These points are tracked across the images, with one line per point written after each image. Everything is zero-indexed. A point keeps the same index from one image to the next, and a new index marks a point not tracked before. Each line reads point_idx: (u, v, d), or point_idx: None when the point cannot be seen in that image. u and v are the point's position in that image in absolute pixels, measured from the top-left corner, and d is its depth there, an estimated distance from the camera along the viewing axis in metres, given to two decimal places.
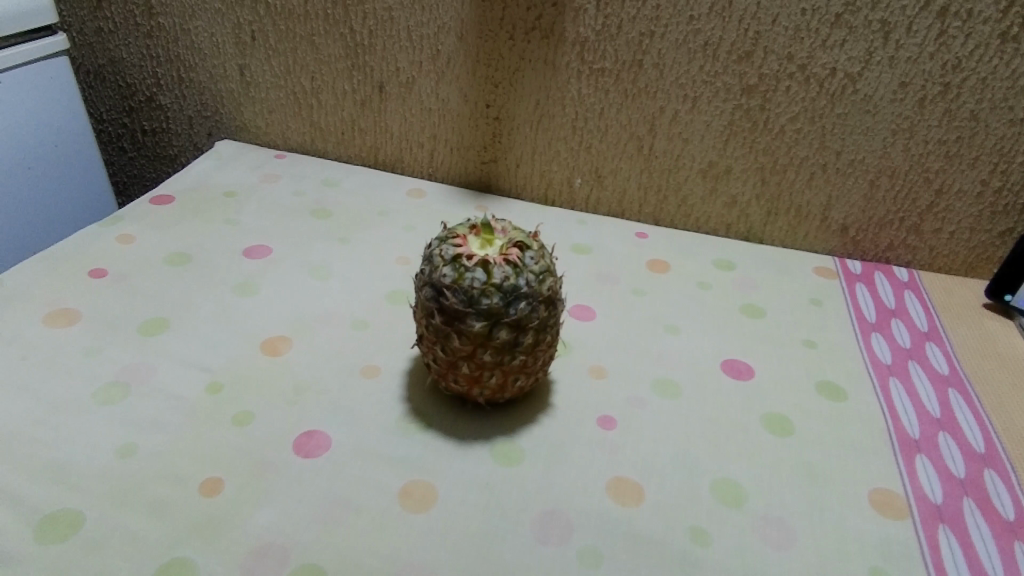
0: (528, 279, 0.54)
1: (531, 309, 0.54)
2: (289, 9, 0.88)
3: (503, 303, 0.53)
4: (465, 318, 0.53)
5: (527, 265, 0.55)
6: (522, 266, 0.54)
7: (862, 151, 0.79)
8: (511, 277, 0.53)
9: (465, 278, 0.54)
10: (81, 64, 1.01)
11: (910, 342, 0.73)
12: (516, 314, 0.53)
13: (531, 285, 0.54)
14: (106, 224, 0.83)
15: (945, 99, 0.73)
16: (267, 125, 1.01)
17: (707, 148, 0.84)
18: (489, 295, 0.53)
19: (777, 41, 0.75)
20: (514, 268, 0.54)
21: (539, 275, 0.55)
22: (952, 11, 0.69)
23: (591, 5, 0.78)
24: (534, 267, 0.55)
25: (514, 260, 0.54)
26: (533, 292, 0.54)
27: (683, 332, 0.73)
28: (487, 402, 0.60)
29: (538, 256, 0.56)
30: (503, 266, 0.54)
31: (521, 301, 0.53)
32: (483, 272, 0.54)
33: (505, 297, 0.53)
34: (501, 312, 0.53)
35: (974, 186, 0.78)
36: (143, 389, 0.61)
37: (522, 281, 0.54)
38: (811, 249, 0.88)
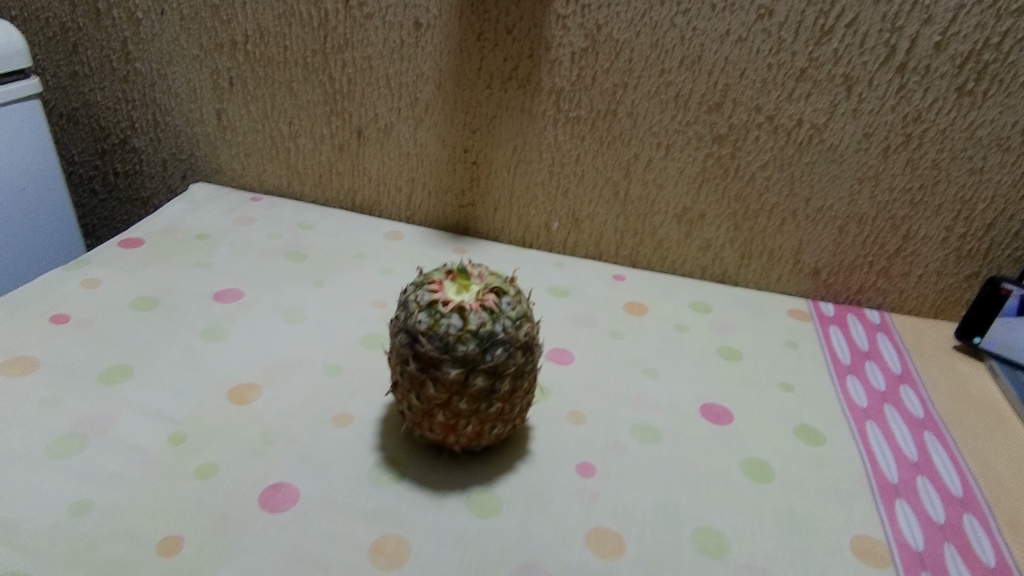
0: (504, 325, 0.53)
1: (508, 355, 0.53)
2: (268, 56, 0.89)
3: (479, 349, 0.52)
4: (440, 365, 0.52)
5: (504, 311, 0.54)
6: (499, 311, 0.54)
7: (830, 198, 0.81)
8: (487, 323, 0.53)
9: (441, 324, 0.53)
10: (53, 107, 1.00)
11: (884, 384, 0.74)
12: (492, 361, 0.52)
13: (508, 331, 0.53)
14: (72, 268, 0.81)
15: (908, 149, 0.76)
16: (243, 168, 1.00)
17: (681, 194, 0.85)
18: (465, 342, 0.52)
19: (745, 93, 0.77)
20: (490, 313, 0.53)
21: (516, 320, 0.54)
22: (910, 67, 0.72)
23: (566, 57, 0.80)
24: (511, 312, 0.54)
25: (491, 306, 0.54)
26: (510, 338, 0.53)
27: (661, 375, 0.72)
28: (463, 451, 0.59)
29: (514, 302, 0.55)
30: (479, 311, 0.53)
31: (497, 347, 0.53)
32: (459, 318, 0.53)
33: (481, 343, 0.52)
34: (477, 358, 0.52)
35: (939, 231, 0.80)
36: (103, 440, 0.59)
37: (498, 327, 0.53)
38: (785, 292, 0.89)
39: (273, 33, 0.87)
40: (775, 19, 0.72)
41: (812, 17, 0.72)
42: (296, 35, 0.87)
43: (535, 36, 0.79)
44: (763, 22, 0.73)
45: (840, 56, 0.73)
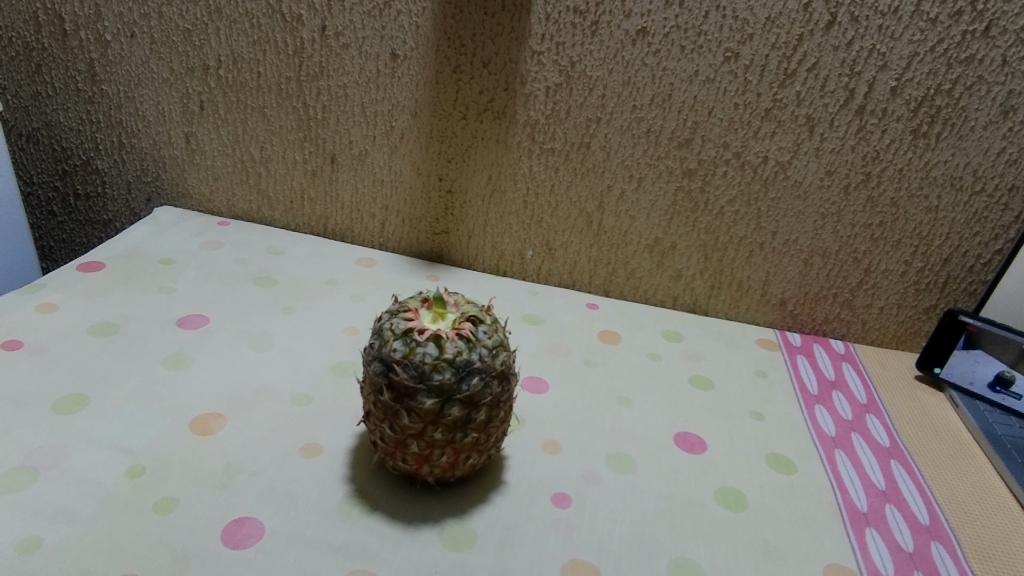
0: (480, 354, 0.53)
1: (484, 384, 0.52)
2: (241, 82, 0.88)
3: (455, 378, 0.51)
4: (415, 395, 0.51)
5: (480, 339, 0.54)
6: (475, 340, 0.53)
7: (795, 232, 0.84)
8: (463, 352, 0.52)
9: (416, 352, 0.52)
10: (12, 127, 0.97)
11: (851, 414, 0.75)
12: (468, 390, 0.52)
13: (484, 360, 0.53)
14: (26, 292, 0.77)
15: (867, 187, 0.79)
16: (212, 192, 0.98)
17: (652, 226, 0.87)
18: (440, 371, 0.51)
19: (713, 131, 0.80)
20: (467, 342, 0.53)
21: (492, 349, 0.54)
22: (868, 109, 0.75)
23: (541, 92, 0.81)
24: (487, 341, 0.54)
25: (467, 334, 0.53)
26: (486, 368, 0.53)
27: (635, 404, 0.73)
28: (436, 482, 0.57)
29: (491, 330, 0.55)
30: (455, 340, 0.53)
31: (473, 376, 0.52)
32: (435, 347, 0.52)
33: (457, 372, 0.52)
34: (453, 388, 0.51)
35: (898, 265, 0.83)
36: (53, 474, 0.55)
37: (475, 355, 0.52)
38: (753, 322, 0.91)
39: (247, 59, 0.87)
40: (741, 62, 0.75)
41: (775, 61, 0.75)
42: (270, 62, 0.86)
43: (510, 70, 0.81)
44: (730, 64, 0.76)
45: (802, 98, 0.76)
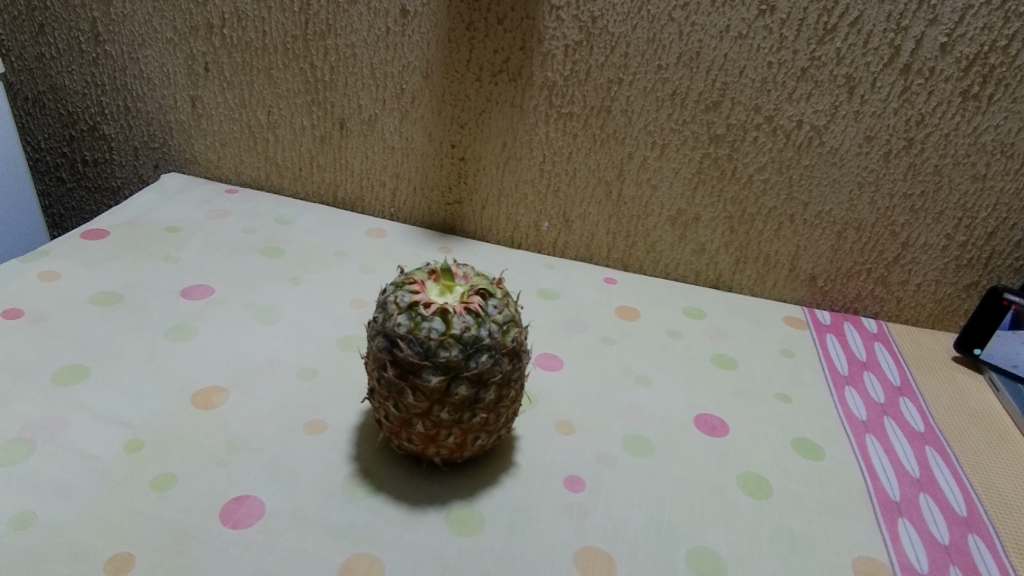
0: (490, 329, 0.50)
1: (494, 361, 0.49)
2: (247, 41, 0.84)
3: (462, 355, 0.48)
4: (420, 371, 0.48)
5: (489, 315, 0.50)
6: (485, 315, 0.50)
7: (829, 203, 0.78)
8: (472, 328, 0.49)
9: (422, 327, 0.49)
10: (18, 90, 0.95)
11: (883, 397, 0.71)
12: (476, 369, 0.49)
13: (494, 336, 0.49)
14: (29, 259, 0.76)
15: (910, 154, 0.74)
16: (219, 158, 0.95)
17: (676, 196, 0.82)
18: (447, 347, 0.48)
19: (744, 92, 0.74)
20: (475, 317, 0.50)
21: (503, 325, 0.51)
22: (915, 68, 0.69)
23: (559, 51, 0.76)
24: (498, 316, 0.51)
25: (476, 308, 0.50)
26: (497, 346, 0.50)
27: (654, 383, 0.69)
28: (443, 463, 0.55)
29: (502, 305, 0.52)
30: (464, 315, 0.49)
31: (483, 353, 0.49)
32: (442, 321, 0.49)
33: (465, 348, 0.48)
34: (461, 365, 0.48)
35: (939, 240, 0.78)
36: (51, 447, 0.54)
37: (484, 331, 0.49)
38: (780, 298, 0.87)
39: (252, 17, 0.82)
40: (777, 16, 0.69)
41: (814, 15, 0.69)
42: (275, 20, 0.82)
43: (527, 27, 0.76)
44: (765, 18, 0.70)
45: (842, 55, 0.70)
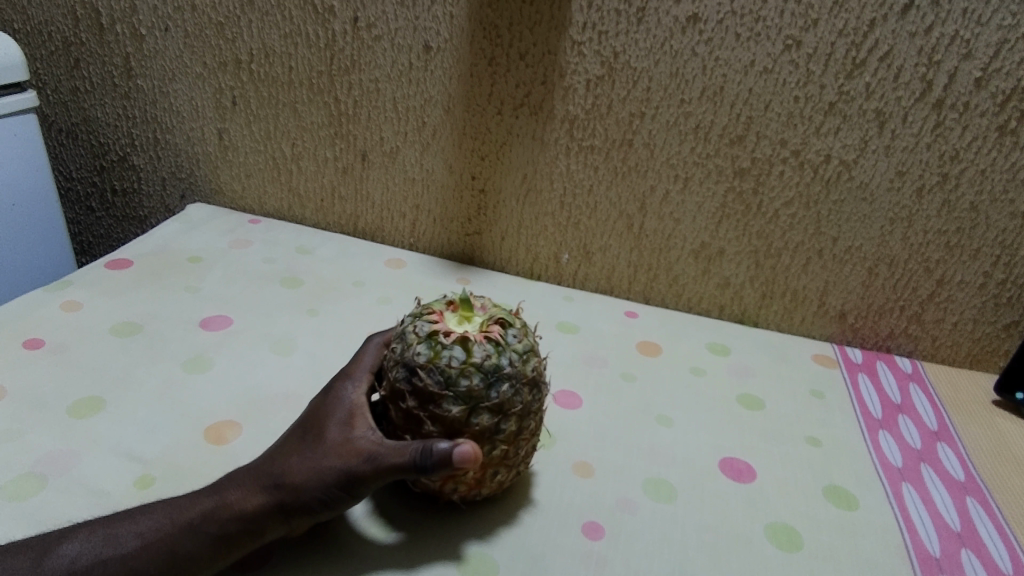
0: (511, 358, 0.49)
1: (515, 391, 0.48)
2: (273, 76, 0.86)
3: (483, 385, 0.47)
4: (439, 401, 0.47)
5: (509, 343, 0.50)
6: (505, 344, 0.49)
7: (859, 238, 0.76)
8: (492, 356, 0.48)
9: (442, 355, 0.48)
10: (53, 122, 0.98)
11: (920, 442, 0.68)
12: (497, 398, 0.47)
13: (514, 365, 0.49)
14: (54, 290, 0.77)
15: (944, 189, 0.71)
16: (243, 189, 0.97)
17: (699, 229, 0.81)
18: (468, 376, 0.47)
19: (769, 126, 0.73)
20: (496, 345, 0.49)
21: (522, 354, 0.50)
22: (948, 103, 0.67)
23: (581, 85, 0.76)
24: (517, 345, 0.50)
25: (496, 337, 0.49)
26: (518, 376, 0.48)
27: (676, 423, 0.67)
28: (461, 501, 0.53)
29: (521, 334, 0.51)
30: (484, 343, 0.49)
31: (503, 383, 0.48)
32: (461, 350, 0.48)
33: (486, 377, 0.47)
34: (482, 395, 0.47)
35: (976, 277, 0.75)
36: (62, 481, 0.54)
37: (505, 360, 0.48)
38: (808, 335, 0.84)
39: (279, 53, 0.84)
40: (804, 50, 0.68)
41: (842, 49, 0.67)
42: (301, 56, 0.83)
43: (549, 62, 0.75)
44: (790, 53, 0.69)
45: (872, 90, 0.68)
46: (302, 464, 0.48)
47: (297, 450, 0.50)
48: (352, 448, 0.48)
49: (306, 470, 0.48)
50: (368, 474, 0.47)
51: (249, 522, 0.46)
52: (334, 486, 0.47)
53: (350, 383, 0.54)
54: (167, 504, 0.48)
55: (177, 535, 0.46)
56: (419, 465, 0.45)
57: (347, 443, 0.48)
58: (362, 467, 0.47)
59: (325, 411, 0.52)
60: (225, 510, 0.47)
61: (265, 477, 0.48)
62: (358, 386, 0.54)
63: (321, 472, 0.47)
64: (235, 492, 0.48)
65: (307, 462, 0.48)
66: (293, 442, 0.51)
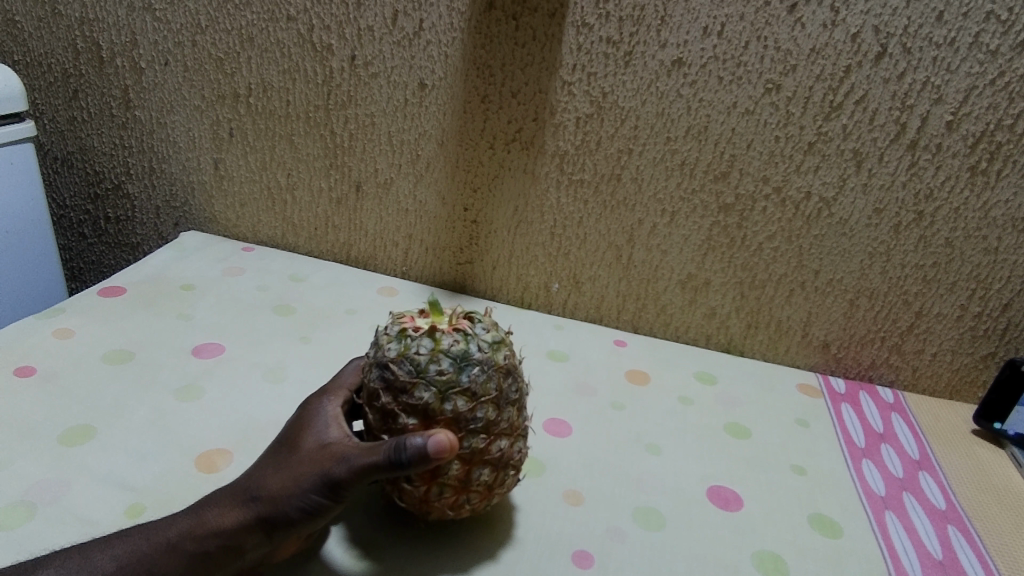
0: (479, 345, 0.51)
1: (486, 376, 0.49)
2: (270, 109, 0.87)
3: (453, 369, 0.49)
4: (411, 390, 0.48)
5: (478, 334, 0.52)
6: (473, 333, 0.51)
7: (840, 271, 0.78)
8: (460, 343, 0.50)
9: (411, 347, 0.50)
10: (48, 150, 0.99)
11: (902, 471, 0.69)
12: (469, 382, 0.48)
13: (483, 351, 0.50)
14: (46, 317, 0.77)
15: (920, 226, 0.74)
16: (237, 217, 0.98)
17: (685, 261, 0.83)
18: (437, 361, 0.49)
19: (752, 164, 0.75)
20: (464, 334, 0.51)
21: (492, 343, 0.52)
22: (922, 144, 0.70)
23: (571, 122, 0.78)
24: (487, 336, 0.52)
25: (464, 328, 0.52)
26: (489, 361, 0.50)
27: (665, 452, 0.68)
28: (451, 514, 0.51)
29: (490, 327, 0.53)
30: (451, 334, 0.51)
31: (473, 367, 0.49)
32: (430, 341, 0.50)
33: (455, 362, 0.49)
34: (453, 380, 0.48)
35: (953, 310, 0.77)
36: (52, 511, 0.54)
37: (473, 346, 0.50)
38: (793, 364, 0.86)
39: (277, 88, 0.86)
40: (784, 94, 0.71)
41: (821, 93, 0.70)
42: (299, 90, 0.85)
43: (540, 100, 0.78)
44: (771, 96, 0.72)
45: (850, 131, 0.71)
46: (276, 476, 0.49)
47: (272, 464, 0.50)
48: (326, 456, 0.48)
49: (281, 481, 0.48)
50: (341, 475, 0.47)
51: (226, 537, 0.47)
52: (309, 494, 0.47)
53: (325, 399, 0.55)
54: (144, 528, 0.48)
55: (158, 557, 0.46)
56: (392, 460, 0.45)
57: (321, 452, 0.49)
58: (335, 471, 0.47)
59: (301, 425, 0.53)
60: (204, 529, 0.47)
61: (241, 493, 0.49)
62: (332, 402, 0.55)
63: (296, 481, 0.48)
64: (212, 510, 0.48)
65: (282, 473, 0.49)
66: (269, 457, 0.51)
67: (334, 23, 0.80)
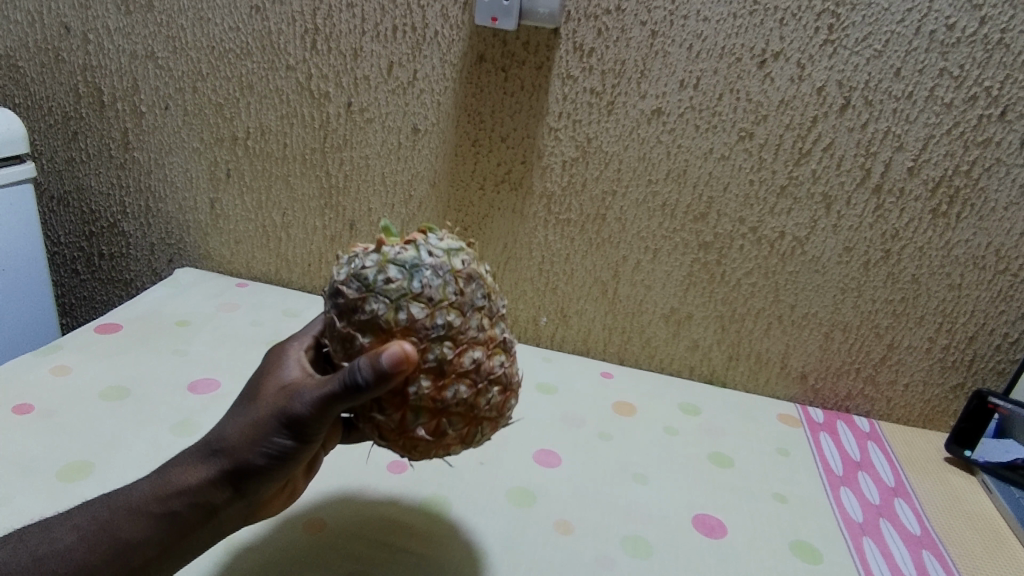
0: (429, 251, 0.52)
1: (439, 279, 0.50)
2: (268, 151, 0.90)
3: (403, 277, 0.50)
4: (363, 305, 0.50)
5: (431, 242, 0.53)
6: (425, 242, 0.53)
7: (814, 305, 0.82)
8: (408, 251, 0.52)
9: (360, 264, 0.51)
10: (45, 189, 1.00)
11: (878, 497, 0.72)
12: (422, 287, 0.50)
13: (434, 257, 0.52)
14: (43, 354, 0.78)
15: (887, 263, 0.78)
16: (232, 254, 1.00)
17: (668, 295, 0.86)
18: (385, 272, 0.50)
19: (729, 206, 0.79)
20: (414, 244, 0.52)
21: (446, 249, 0.53)
22: (886, 188, 0.75)
23: (557, 165, 0.82)
24: (440, 243, 0.53)
25: (414, 239, 0.53)
26: (441, 266, 0.51)
27: (652, 481, 0.70)
28: (435, 442, 0.52)
29: (444, 236, 0.54)
30: (401, 246, 0.52)
31: (424, 272, 0.50)
32: (377, 254, 0.52)
33: (405, 270, 0.50)
34: (403, 287, 0.50)
35: (922, 342, 0.81)
36: None
37: (423, 253, 0.52)
38: (773, 395, 0.89)
39: (275, 131, 0.89)
40: (756, 141, 0.76)
41: (790, 141, 0.75)
42: (297, 134, 0.88)
43: (528, 144, 0.82)
44: (745, 143, 0.76)
45: (818, 176, 0.76)
46: (235, 424, 0.50)
47: (233, 414, 0.51)
48: (284, 396, 0.50)
49: (241, 427, 0.50)
50: (300, 411, 0.48)
51: (193, 492, 0.48)
52: (270, 436, 0.49)
53: (284, 351, 0.57)
54: (105, 496, 0.49)
55: (120, 520, 0.47)
56: (345, 383, 0.46)
57: (279, 394, 0.50)
58: (293, 408, 0.48)
59: (260, 376, 0.54)
60: (168, 488, 0.48)
61: (205, 448, 0.50)
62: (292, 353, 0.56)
63: (256, 425, 0.49)
64: (175, 469, 0.50)
65: (241, 420, 0.50)
66: (231, 409, 0.53)
67: (332, 72, 0.84)
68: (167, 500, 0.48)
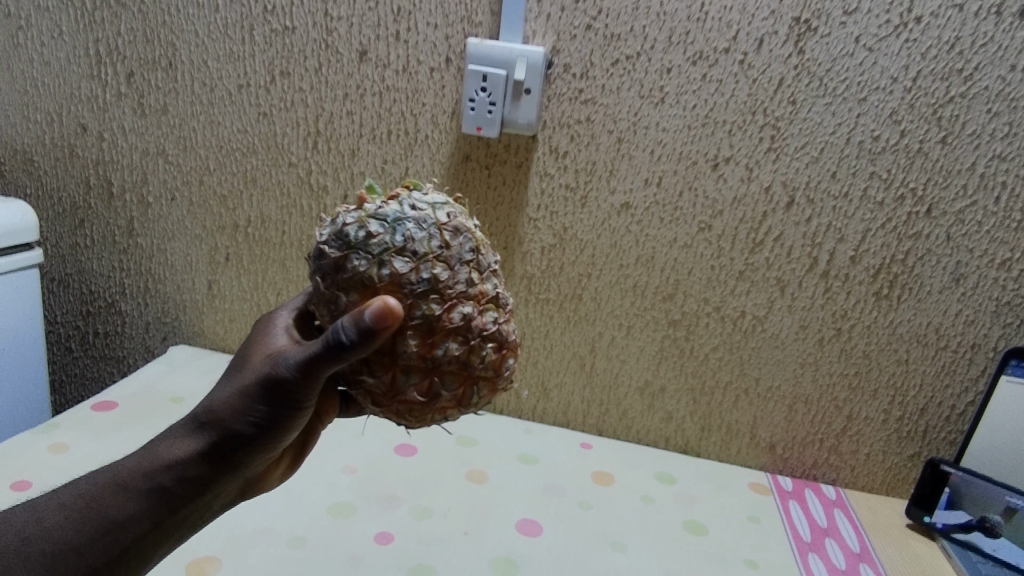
0: (412, 206, 0.53)
1: (422, 233, 0.51)
2: (266, 237, 0.96)
3: (385, 231, 0.51)
4: (346, 261, 0.51)
5: (413, 198, 0.54)
6: (408, 199, 0.54)
7: (777, 379, 0.88)
8: (390, 207, 0.53)
9: (343, 222, 0.53)
10: (47, 272, 1.04)
11: (844, 562, 0.76)
12: (404, 241, 0.51)
13: (417, 211, 0.53)
14: (40, 432, 0.81)
15: (840, 341, 0.85)
16: (225, 332, 1.04)
17: (642, 369, 0.92)
18: (367, 227, 0.51)
19: (694, 287, 0.86)
20: (397, 201, 0.53)
21: (429, 205, 0.54)
22: (833, 274, 0.82)
23: (536, 250, 0.89)
24: (423, 198, 0.54)
25: (396, 196, 0.54)
26: (424, 218, 0.52)
27: (630, 549, 0.73)
28: (427, 403, 0.53)
29: (428, 193, 0.55)
30: (384, 202, 0.53)
31: (407, 225, 0.51)
32: (359, 212, 0.53)
33: (387, 224, 0.51)
34: (386, 241, 0.51)
35: (878, 413, 0.87)
36: None
37: (406, 208, 0.53)
38: (745, 464, 0.93)
39: (273, 220, 0.95)
40: (715, 232, 0.84)
41: (745, 231, 0.83)
42: (295, 223, 0.95)
43: (509, 232, 0.89)
44: (704, 233, 0.84)
45: (772, 262, 0.83)
46: (225, 395, 0.52)
47: (222, 388, 0.54)
48: (269, 365, 0.52)
49: (229, 398, 0.52)
50: (284, 376, 0.50)
51: (181, 465, 0.51)
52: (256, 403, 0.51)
53: (274, 327, 0.59)
54: (92, 474, 0.51)
55: (109, 499, 0.49)
56: (326, 345, 0.47)
57: (264, 364, 0.52)
58: (278, 373, 0.50)
59: (251, 351, 0.57)
60: (157, 463, 0.51)
61: (195, 423, 0.53)
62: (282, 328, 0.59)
63: (242, 395, 0.51)
64: (164, 443, 0.52)
65: (230, 393, 0.52)
66: (221, 383, 0.55)
67: (330, 168, 0.91)
68: (155, 475, 0.50)
